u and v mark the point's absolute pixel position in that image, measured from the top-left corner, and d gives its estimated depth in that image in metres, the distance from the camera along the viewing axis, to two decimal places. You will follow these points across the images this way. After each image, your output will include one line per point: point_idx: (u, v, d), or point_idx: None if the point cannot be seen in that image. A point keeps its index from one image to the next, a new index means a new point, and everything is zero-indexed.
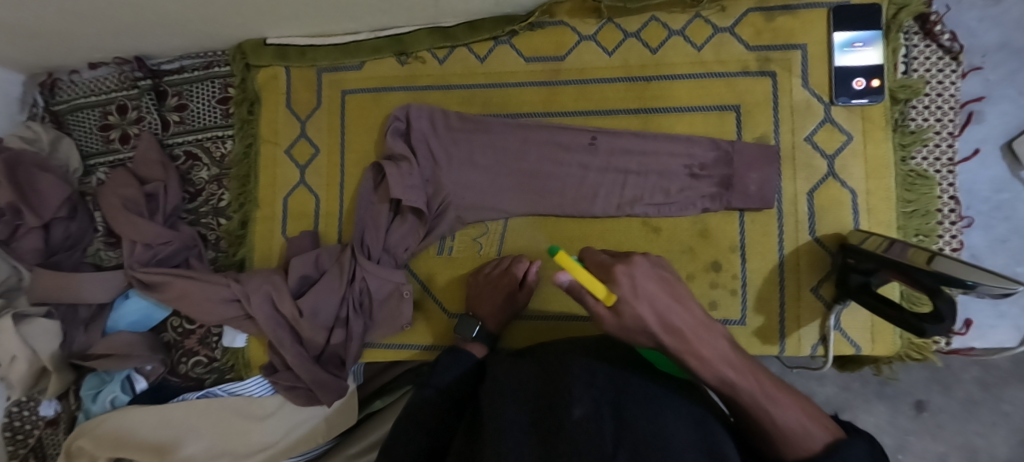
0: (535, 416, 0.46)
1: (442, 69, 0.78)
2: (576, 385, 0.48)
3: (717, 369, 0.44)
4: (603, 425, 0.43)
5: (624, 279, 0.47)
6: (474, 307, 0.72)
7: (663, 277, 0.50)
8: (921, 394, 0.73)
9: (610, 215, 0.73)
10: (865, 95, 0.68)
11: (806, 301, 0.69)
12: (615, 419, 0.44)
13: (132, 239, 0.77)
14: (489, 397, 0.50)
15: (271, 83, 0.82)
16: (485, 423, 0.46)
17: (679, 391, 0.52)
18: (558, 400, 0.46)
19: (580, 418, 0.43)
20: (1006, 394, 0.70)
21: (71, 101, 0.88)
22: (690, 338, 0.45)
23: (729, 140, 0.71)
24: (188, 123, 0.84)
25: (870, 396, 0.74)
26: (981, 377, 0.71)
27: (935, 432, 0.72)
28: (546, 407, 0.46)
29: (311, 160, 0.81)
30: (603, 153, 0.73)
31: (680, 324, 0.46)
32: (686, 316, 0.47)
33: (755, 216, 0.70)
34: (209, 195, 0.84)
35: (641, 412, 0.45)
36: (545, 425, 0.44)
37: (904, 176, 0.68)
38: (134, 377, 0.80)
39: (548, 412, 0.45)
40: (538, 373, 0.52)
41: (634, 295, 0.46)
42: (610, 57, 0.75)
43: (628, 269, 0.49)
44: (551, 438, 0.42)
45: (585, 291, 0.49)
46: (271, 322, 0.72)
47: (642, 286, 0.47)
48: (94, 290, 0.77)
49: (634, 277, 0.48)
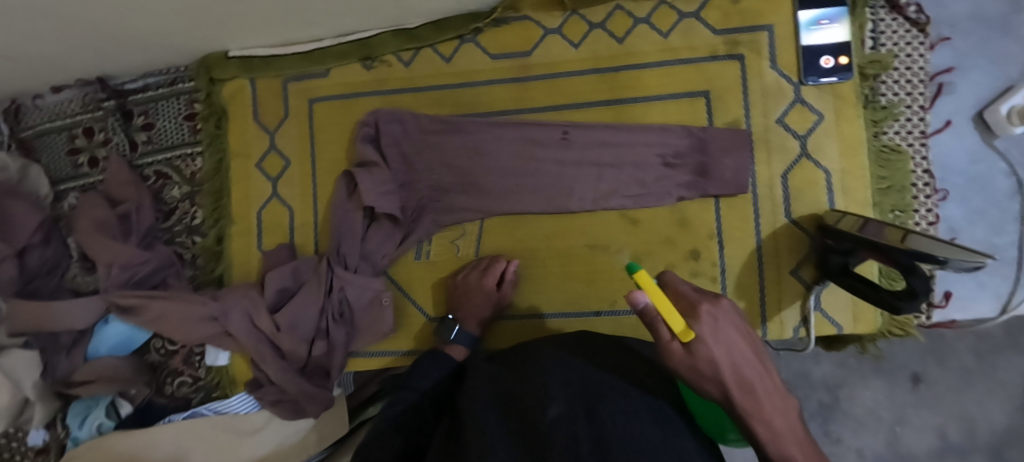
0: (511, 418, 0.46)
1: (410, 71, 0.77)
2: (554, 386, 0.49)
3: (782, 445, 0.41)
4: (576, 422, 0.43)
5: (708, 320, 0.43)
6: (456, 311, 0.72)
7: (745, 325, 0.46)
8: (916, 366, 0.72)
9: (587, 209, 0.72)
10: (834, 73, 0.68)
11: (787, 284, 0.69)
12: (590, 417, 0.44)
13: (108, 262, 0.75)
14: (469, 400, 0.50)
15: (237, 96, 0.81)
16: (465, 425, 0.47)
17: (650, 391, 0.52)
18: (533, 403, 0.47)
19: (555, 416, 0.44)
20: (1000, 362, 0.70)
21: (37, 125, 0.86)
22: (762, 403, 0.42)
23: (701, 126, 0.70)
24: (157, 141, 0.83)
25: (867, 372, 0.73)
26: (975, 347, 0.71)
27: (932, 403, 0.72)
28: (519, 412, 0.47)
29: (283, 172, 0.80)
30: (576, 147, 0.72)
31: (754, 384, 0.43)
32: (762, 377, 0.44)
33: (731, 201, 0.70)
34: (183, 212, 0.83)
35: (614, 411, 0.46)
36: (522, 426, 0.45)
37: (877, 152, 0.68)
38: (119, 401, 0.79)
39: (524, 414, 0.46)
40: (516, 376, 0.53)
41: (716, 342, 0.42)
42: (577, 49, 0.74)
43: (714, 309, 0.44)
44: (529, 440, 0.42)
45: (661, 321, 0.44)
46: (251, 338, 0.71)
47: (725, 333, 0.43)
48: (71, 316, 0.75)
49: (717, 319, 0.44)
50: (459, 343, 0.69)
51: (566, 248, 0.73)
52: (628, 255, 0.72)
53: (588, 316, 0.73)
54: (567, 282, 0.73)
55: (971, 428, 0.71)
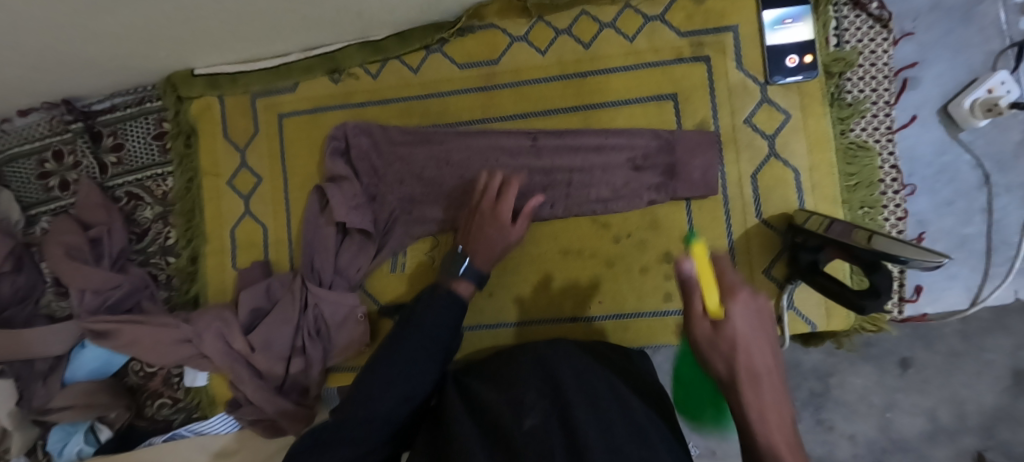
0: (487, 430, 0.46)
1: (377, 83, 0.77)
2: (531, 392, 0.49)
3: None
4: (551, 432, 0.43)
5: (744, 303, 0.39)
6: (466, 244, 0.64)
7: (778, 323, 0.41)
8: (905, 351, 0.71)
9: (559, 215, 0.72)
10: (799, 72, 0.68)
11: (760, 282, 0.69)
12: (564, 427, 0.44)
13: (81, 287, 0.75)
14: (448, 411, 0.50)
15: (206, 114, 0.80)
16: (445, 440, 0.47)
17: (624, 389, 0.53)
18: (509, 413, 0.47)
19: (531, 427, 0.44)
20: (986, 343, 0.69)
21: (5, 151, 0.85)
22: (766, 401, 0.36)
23: (669, 129, 0.70)
24: (127, 163, 0.82)
25: (855, 359, 0.72)
26: (963, 330, 0.70)
27: (922, 387, 0.71)
28: (494, 422, 0.47)
29: (255, 189, 0.79)
30: (546, 153, 0.72)
31: (767, 380, 0.37)
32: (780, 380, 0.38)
33: (702, 202, 0.70)
34: (156, 233, 0.82)
35: (590, 417, 0.45)
36: (497, 438, 0.45)
37: (844, 148, 0.68)
38: (98, 426, 0.78)
39: (497, 425, 0.46)
40: (494, 385, 0.52)
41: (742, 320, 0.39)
42: (544, 55, 0.74)
43: (754, 295, 0.40)
44: (506, 453, 0.43)
45: (694, 291, 0.42)
46: (227, 358, 0.71)
47: (753, 321, 0.39)
48: (46, 343, 0.75)
49: (754, 305, 0.40)
50: (467, 278, 0.60)
51: (538, 255, 0.74)
52: (602, 259, 0.72)
53: (565, 322, 0.73)
54: (543, 289, 0.73)
55: (961, 412, 0.70)
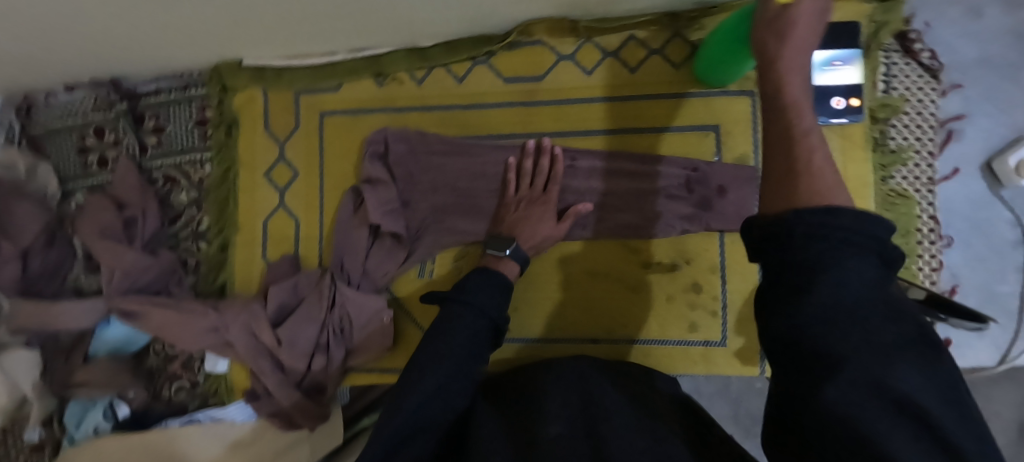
0: (510, 433, 0.43)
1: (420, 90, 0.77)
2: (559, 401, 0.46)
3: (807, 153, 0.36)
4: (578, 442, 0.40)
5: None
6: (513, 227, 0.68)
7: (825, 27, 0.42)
8: None
9: (590, 237, 0.72)
10: (845, 114, 0.67)
11: None
12: (591, 438, 0.41)
13: (111, 266, 0.75)
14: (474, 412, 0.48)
15: (248, 106, 0.81)
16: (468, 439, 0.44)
17: (658, 406, 0.50)
18: (533, 420, 0.44)
19: (554, 436, 0.41)
20: (995, 395, 0.68)
21: (47, 124, 0.86)
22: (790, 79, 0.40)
23: (707, 161, 0.70)
24: (166, 145, 0.83)
25: None
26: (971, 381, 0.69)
27: None
28: (518, 427, 0.44)
29: (290, 183, 0.80)
30: (582, 175, 0.73)
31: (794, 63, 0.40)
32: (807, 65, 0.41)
33: (735, 237, 0.70)
34: (190, 218, 0.82)
35: (614, 426, 0.42)
36: (521, 441, 0.42)
37: (883, 196, 0.68)
38: (117, 402, 0.79)
39: (523, 429, 0.43)
40: (520, 399, 0.50)
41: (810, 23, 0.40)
42: (589, 76, 0.74)
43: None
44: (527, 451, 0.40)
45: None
46: (252, 350, 0.71)
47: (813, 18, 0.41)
48: (74, 319, 0.75)
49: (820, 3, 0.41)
50: (514, 261, 0.64)
51: (566, 274, 0.74)
52: (629, 285, 0.72)
53: (586, 343, 0.73)
54: (566, 308, 0.73)
55: None
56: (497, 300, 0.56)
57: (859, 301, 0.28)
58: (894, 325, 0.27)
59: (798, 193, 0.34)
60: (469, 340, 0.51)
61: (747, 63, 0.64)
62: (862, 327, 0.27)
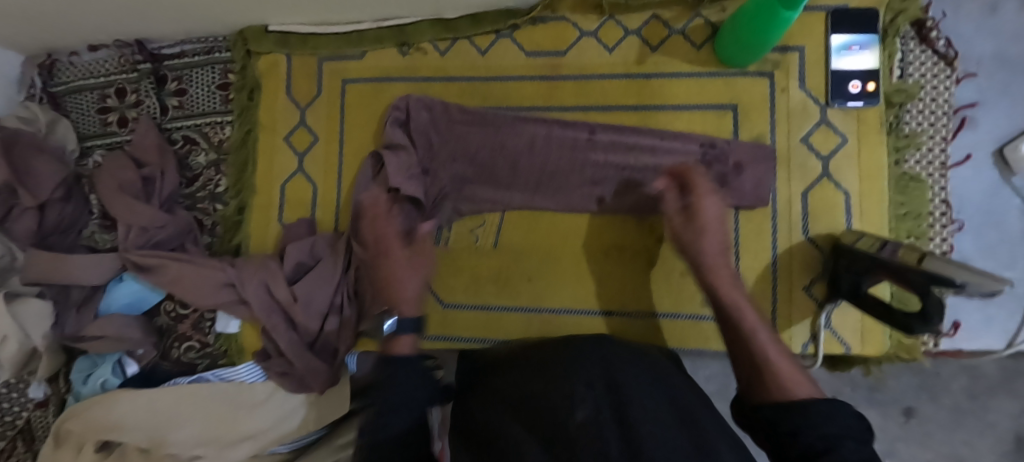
0: (533, 429, 0.42)
1: (444, 61, 0.78)
2: (576, 383, 0.44)
3: (762, 350, 0.47)
4: (605, 426, 0.40)
5: (710, 196, 0.58)
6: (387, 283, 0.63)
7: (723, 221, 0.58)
8: (910, 401, 0.72)
9: (607, 211, 0.73)
10: (861, 98, 0.69)
11: (797, 299, 0.70)
12: (619, 420, 0.40)
13: (128, 222, 0.76)
14: (487, 401, 0.48)
15: (271, 70, 0.81)
16: (490, 434, 0.43)
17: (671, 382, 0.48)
18: (555, 402, 0.43)
19: (582, 424, 0.40)
20: (992, 404, 0.70)
21: (70, 82, 0.87)
22: (716, 278, 0.55)
23: (725, 139, 0.72)
24: (188, 108, 0.84)
25: (860, 401, 0.72)
26: (970, 387, 0.71)
27: (923, 439, 0.71)
28: (536, 416, 0.43)
29: (310, 148, 0.80)
30: (601, 148, 0.73)
31: (712, 262, 0.56)
32: (721, 257, 0.56)
33: (750, 214, 0.71)
34: (207, 179, 0.83)
35: (643, 406, 0.41)
36: (548, 435, 0.40)
37: (897, 179, 0.69)
38: (126, 360, 0.78)
39: (544, 423, 0.42)
40: (534, 371, 0.49)
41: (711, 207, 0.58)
42: (611, 53, 0.75)
43: (713, 196, 0.58)
44: (559, 449, 0.39)
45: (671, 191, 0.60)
46: (265, 308, 0.71)
47: (714, 217, 0.57)
48: (87, 273, 0.76)
49: (713, 200, 0.58)
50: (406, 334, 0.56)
51: (582, 247, 0.74)
52: (643, 259, 0.73)
53: (598, 315, 0.73)
54: (581, 280, 0.74)
55: None
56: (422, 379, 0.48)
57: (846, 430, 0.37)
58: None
59: (774, 393, 0.43)
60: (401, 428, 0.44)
61: (768, 46, 0.66)
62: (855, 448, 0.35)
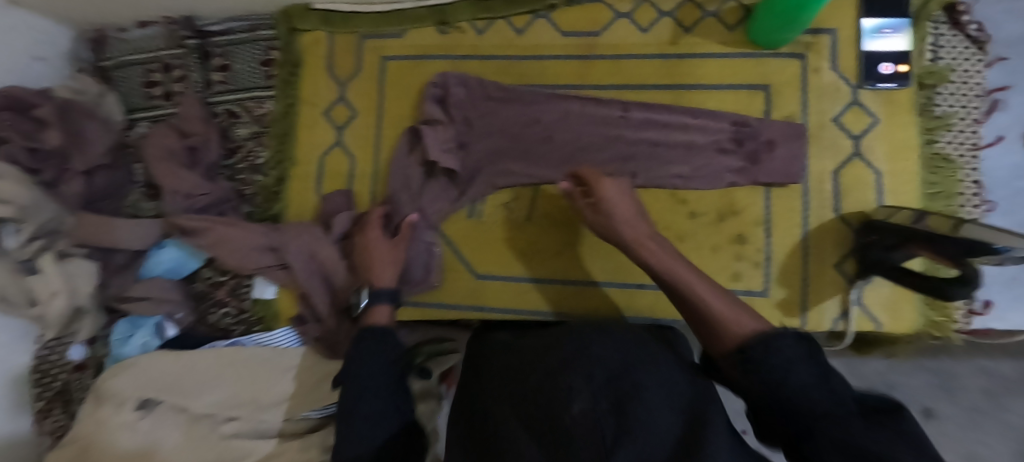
0: (532, 428, 0.38)
1: (480, 39, 0.80)
2: (564, 369, 0.40)
3: (701, 298, 0.45)
4: (604, 421, 0.34)
5: (614, 185, 0.60)
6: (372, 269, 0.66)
7: (633, 199, 0.60)
8: (928, 402, 0.77)
9: (638, 186, 0.75)
10: (893, 79, 0.71)
11: (829, 276, 0.70)
12: (620, 414, 0.35)
13: (172, 188, 0.79)
14: (488, 407, 0.45)
15: (314, 47, 0.84)
16: (490, 443, 0.40)
17: (663, 362, 0.42)
18: (550, 398, 0.38)
19: (578, 416, 0.35)
20: (1011, 404, 0.75)
21: (118, 57, 0.90)
22: (638, 246, 0.54)
23: (756, 117, 0.73)
24: (231, 83, 0.86)
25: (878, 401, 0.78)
26: (987, 386, 0.76)
27: (940, 439, 0.76)
28: (534, 415, 0.39)
29: (349, 122, 0.83)
30: (633, 125, 0.75)
31: (629, 234, 0.56)
32: (637, 228, 0.56)
33: (781, 191, 0.72)
34: (248, 151, 0.85)
35: (651, 401, 0.36)
36: (546, 435, 0.36)
37: (929, 158, 0.70)
38: (166, 324, 0.81)
39: (542, 421, 0.37)
40: (532, 365, 0.45)
41: (619, 200, 0.58)
42: (644, 33, 0.77)
43: (614, 182, 0.61)
44: (554, 450, 0.34)
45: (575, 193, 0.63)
46: (307, 269, 0.75)
47: (617, 197, 0.59)
48: (129, 235, 0.79)
49: (619, 187, 0.60)
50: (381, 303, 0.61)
51: None
52: (674, 234, 0.74)
53: (630, 287, 0.74)
54: (611, 253, 0.75)
55: None
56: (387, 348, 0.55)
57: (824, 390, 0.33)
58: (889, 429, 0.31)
59: (728, 334, 0.40)
60: (381, 413, 0.50)
61: (802, 26, 0.67)
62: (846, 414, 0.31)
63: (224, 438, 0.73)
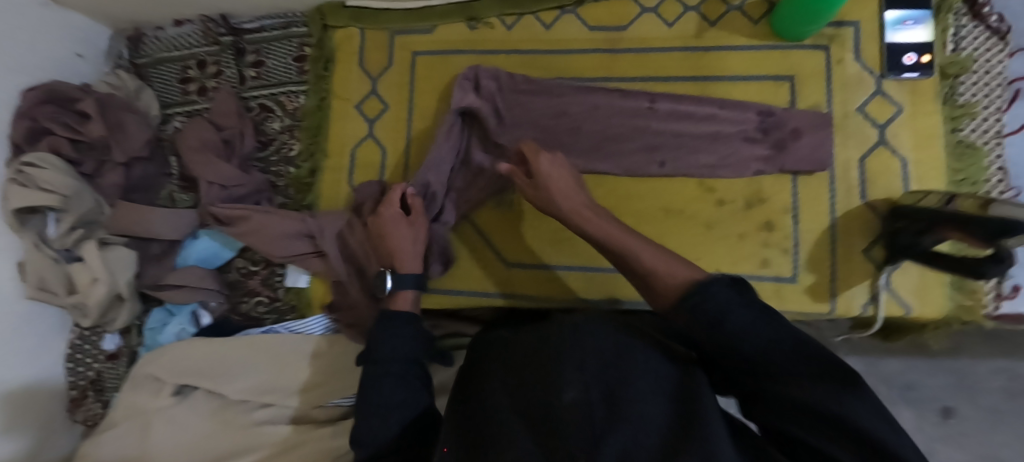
0: (523, 414, 0.39)
1: (509, 34, 0.83)
2: (549, 358, 0.42)
3: (631, 250, 0.50)
4: (594, 407, 0.36)
5: (550, 161, 0.61)
6: (396, 257, 0.67)
7: (573, 175, 0.61)
8: (949, 401, 0.78)
9: (667, 175, 0.76)
10: (916, 69, 0.72)
11: (857, 262, 0.71)
12: (608, 401, 0.37)
13: (209, 179, 0.80)
14: (480, 386, 0.46)
15: (346, 43, 0.86)
16: (479, 425, 0.41)
17: (646, 343, 0.44)
18: (542, 384, 0.40)
19: (569, 404, 0.37)
20: None
21: (154, 54, 0.93)
22: (580, 214, 0.57)
23: (783, 107, 0.74)
24: (265, 78, 0.89)
25: (897, 400, 0.79)
26: (1009, 386, 0.76)
27: (960, 439, 0.77)
28: (527, 399, 0.40)
29: (380, 115, 0.85)
30: (661, 115, 0.76)
31: (566, 207, 0.58)
32: (570, 199, 0.58)
33: (808, 179, 0.73)
34: (281, 144, 0.87)
35: (635, 388, 0.38)
36: (537, 419, 0.38)
37: (953, 146, 0.72)
38: (200, 312, 0.83)
39: (533, 406, 0.39)
40: (522, 350, 0.46)
41: (557, 172, 0.60)
42: (670, 27, 0.79)
43: (551, 157, 0.61)
44: (546, 434, 0.36)
45: (517, 174, 0.63)
46: (342, 255, 0.77)
47: (554, 172, 0.60)
48: (168, 226, 0.81)
49: (556, 162, 0.61)
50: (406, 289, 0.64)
51: (640, 209, 0.76)
52: (702, 221, 0.75)
53: None
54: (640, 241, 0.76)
55: None
56: (411, 335, 0.57)
57: (773, 341, 0.35)
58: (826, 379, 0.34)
59: (665, 282, 0.44)
60: (402, 402, 0.52)
61: (824, 20, 0.69)
62: (789, 365, 0.35)
63: (257, 423, 0.74)
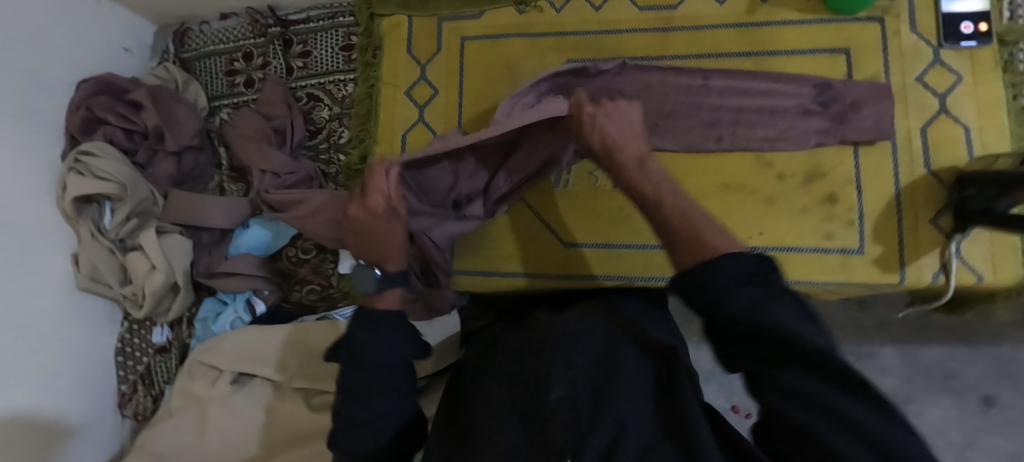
0: (515, 408, 0.44)
1: (559, 17, 0.83)
2: (538, 361, 0.46)
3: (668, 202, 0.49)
4: (581, 408, 0.42)
5: (608, 112, 0.57)
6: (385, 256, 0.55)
7: (631, 128, 0.57)
8: (990, 389, 0.77)
9: (725, 150, 0.76)
10: (974, 38, 0.72)
11: (924, 232, 0.71)
12: (594, 401, 0.42)
13: (262, 168, 0.81)
14: (480, 379, 0.49)
15: (393, 31, 0.87)
16: (473, 413, 0.46)
17: (627, 343, 0.49)
18: (534, 384, 0.45)
19: (556, 402, 0.42)
20: None
21: (199, 48, 0.93)
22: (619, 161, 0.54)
23: (840, 79, 0.74)
24: (312, 68, 0.89)
25: (936, 390, 0.78)
26: None
27: (1006, 429, 0.76)
28: (520, 395, 0.45)
29: (430, 100, 0.84)
30: (716, 92, 0.76)
31: (620, 150, 0.54)
32: (627, 144, 0.55)
33: (869, 150, 0.73)
34: (330, 132, 0.88)
35: (621, 392, 0.43)
36: (525, 413, 0.43)
37: (1015, 113, 0.71)
38: (254, 299, 0.83)
39: (524, 401, 0.44)
40: (520, 348, 0.50)
41: (611, 125, 0.56)
42: (721, 5, 0.79)
43: (610, 108, 0.58)
44: (533, 429, 0.41)
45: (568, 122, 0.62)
46: None
47: (610, 122, 0.57)
48: (218, 215, 0.80)
49: (607, 114, 0.57)
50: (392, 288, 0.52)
51: (698, 186, 0.76)
52: (764, 195, 0.74)
53: None
54: None
55: None
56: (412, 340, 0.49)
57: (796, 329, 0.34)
58: (839, 382, 0.33)
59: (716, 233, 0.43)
60: (393, 410, 0.45)
61: None
62: (808, 363, 0.34)
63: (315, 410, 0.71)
